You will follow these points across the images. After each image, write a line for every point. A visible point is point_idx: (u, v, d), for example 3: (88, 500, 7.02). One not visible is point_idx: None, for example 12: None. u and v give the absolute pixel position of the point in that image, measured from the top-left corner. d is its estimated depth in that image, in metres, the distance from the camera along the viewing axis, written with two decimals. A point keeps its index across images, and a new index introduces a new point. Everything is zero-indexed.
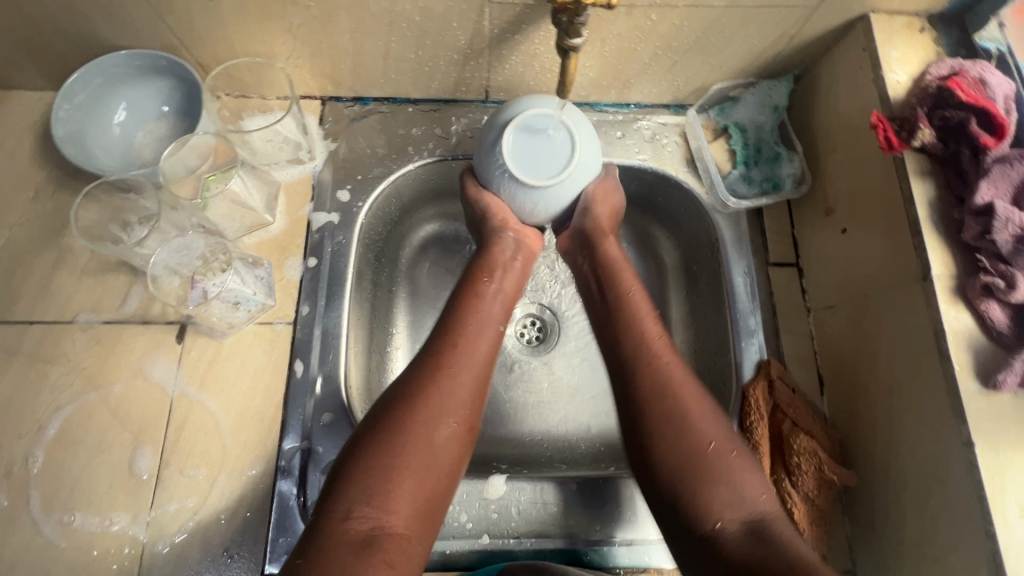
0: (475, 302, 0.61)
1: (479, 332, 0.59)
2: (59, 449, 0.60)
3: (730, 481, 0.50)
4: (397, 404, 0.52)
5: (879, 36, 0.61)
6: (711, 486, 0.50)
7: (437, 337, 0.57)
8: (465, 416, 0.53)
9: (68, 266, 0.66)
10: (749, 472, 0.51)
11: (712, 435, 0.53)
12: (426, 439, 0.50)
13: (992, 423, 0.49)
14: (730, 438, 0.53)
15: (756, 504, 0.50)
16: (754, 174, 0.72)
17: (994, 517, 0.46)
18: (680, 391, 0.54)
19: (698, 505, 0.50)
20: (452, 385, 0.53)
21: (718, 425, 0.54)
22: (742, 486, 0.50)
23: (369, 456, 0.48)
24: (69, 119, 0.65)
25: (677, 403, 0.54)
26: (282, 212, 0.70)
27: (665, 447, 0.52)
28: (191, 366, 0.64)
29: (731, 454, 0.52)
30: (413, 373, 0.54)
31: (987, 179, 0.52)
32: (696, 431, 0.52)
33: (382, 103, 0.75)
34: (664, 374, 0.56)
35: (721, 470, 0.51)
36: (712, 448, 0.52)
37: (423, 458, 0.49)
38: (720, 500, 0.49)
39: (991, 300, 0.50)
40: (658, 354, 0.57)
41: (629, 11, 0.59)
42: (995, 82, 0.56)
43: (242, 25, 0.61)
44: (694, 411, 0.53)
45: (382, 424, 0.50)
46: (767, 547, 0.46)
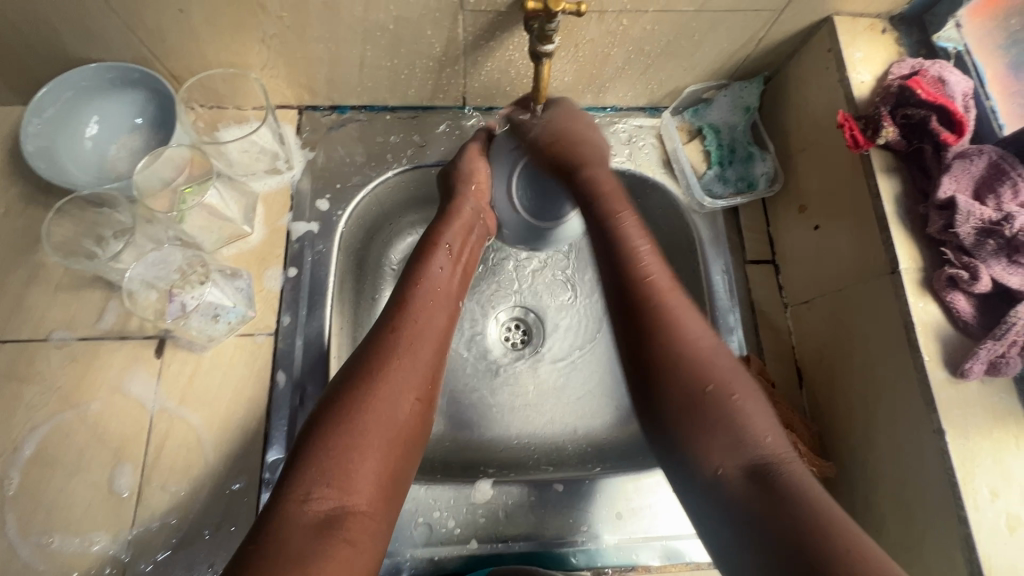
0: (437, 279, 0.61)
1: (436, 308, 0.59)
2: (36, 470, 0.59)
3: (727, 425, 0.48)
4: (361, 381, 0.51)
5: (843, 38, 0.62)
6: (706, 432, 0.48)
7: (396, 313, 0.57)
8: (421, 390, 0.53)
9: (42, 283, 0.65)
10: (756, 412, 0.49)
11: (710, 377, 0.51)
12: (388, 414, 0.50)
13: (961, 411, 0.50)
14: (733, 375, 0.51)
15: (758, 449, 0.46)
16: (729, 174, 0.73)
17: (966, 502, 0.48)
18: (669, 326, 0.53)
19: (695, 449, 0.48)
20: (407, 363, 0.54)
21: (720, 362, 0.52)
22: (744, 429, 0.47)
23: (331, 433, 0.48)
24: (40, 133, 0.64)
25: (671, 343, 0.52)
26: (261, 223, 0.70)
27: (671, 390, 0.51)
28: (171, 381, 0.63)
29: (732, 396, 0.49)
30: (376, 350, 0.54)
31: (949, 174, 0.54)
32: (689, 377, 0.51)
33: (359, 111, 0.75)
34: (673, 310, 0.54)
35: (728, 411, 0.49)
36: (712, 390, 0.50)
37: (385, 431, 0.49)
38: (718, 445, 0.47)
39: (956, 291, 0.52)
40: (671, 292, 0.56)
41: (601, 17, 0.60)
42: (954, 81, 0.58)
43: (215, 36, 0.61)
44: (685, 348, 0.52)
45: (347, 401, 0.50)
46: (766, 488, 0.44)
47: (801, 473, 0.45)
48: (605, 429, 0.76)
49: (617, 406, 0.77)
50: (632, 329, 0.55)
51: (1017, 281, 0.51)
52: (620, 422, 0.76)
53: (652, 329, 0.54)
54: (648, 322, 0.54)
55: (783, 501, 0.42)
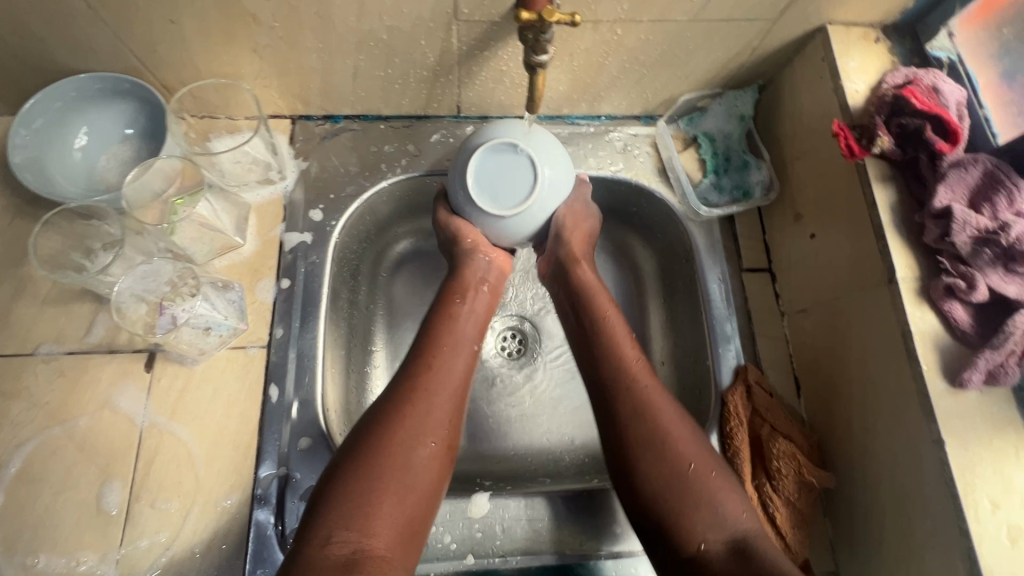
0: (459, 323, 0.62)
1: (456, 350, 0.59)
2: (21, 488, 0.57)
3: (707, 503, 0.51)
4: (383, 427, 0.52)
5: (837, 47, 0.62)
6: (690, 510, 0.51)
7: (419, 357, 0.58)
8: (445, 436, 0.54)
9: (29, 296, 0.63)
10: (728, 492, 0.52)
11: (690, 455, 0.53)
12: (408, 460, 0.51)
13: (960, 421, 0.50)
14: (711, 457, 0.54)
15: (736, 524, 0.50)
16: (724, 182, 0.73)
17: (967, 513, 0.47)
18: (646, 402, 0.56)
19: (685, 522, 0.50)
20: (427, 408, 0.54)
21: (694, 438, 0.54)
22: (722, 511, 0.51)
23: (352, 481, 0.48)
24: (27, 145, 0.63)
25: (647, 410, 0.55)
26: (253, 234, 0.69)
27: (652, 462, 0.53)
28: (161, 396, 0.62)
29: (709, 474, 0.52)
30: (396, 398, 0.54)
31: (944, 183, 0.54)
32: (675, 452, 0.53)
33: (353, 121, 0.75)
34: (647, 397, 0.56)
35: (706, 494, 0.51)
36: (694, 468, 0.52)
37: (406, 477, 0.50)
38: (701, 524, 0.50)
39: (954, 301, 0.52)
40: (644, 375, 0.58)
41: (595, 27, 0.60)
42: (948, 89, 0.58)
43: (206, 46, 0.60)
44: (672, 432, 0.54)
45: (371, 449, 0.50)
46: (747, 564, 0.47)
47: (773, 550, 0.49)
48: None
49: None
50: (606, 410, 0.57)
51: (1015, 290, 0.50)
52: None
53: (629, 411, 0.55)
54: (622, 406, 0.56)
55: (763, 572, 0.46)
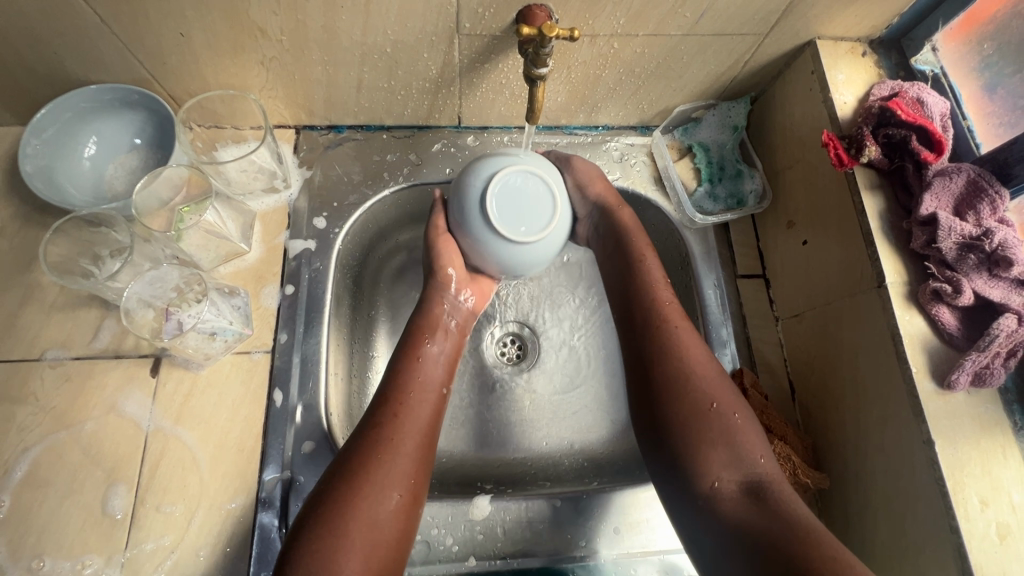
0: (416, 369, 0.61)
1: (420, 398, 0.59)
2: (27, 492, 0.58)
3: (728, 442, 0.52)
4: (342, 485, 0.51)
5: (825, 60, 0.65)
6: (709, 447, 0.52)
7: (380, 409, 0.57)
8: (407, 488, 0.53)
9: (36, 303, 0.64)
10: (750, 434, 0.53)
11: (715, 396, 0.55)
12: (373, 517, 0.50)
13: (948, 421, 0.51)
14: (734, 399, 0.55)
15: (754, 466, 0.51)
16: (718, 191, 0.75)
17: (957, 511, 0.48)
18: (676, 343, 0.58)
19: (700, 456, 0.52)
20: (388, 462, 0.53)
21: (715, 380, 0.56)
22: (742, 450, 0.52)
23: (312, 540, 0.48)
24: (37, 154, 0.64)
25: (675, 349, 0.57)
26: (258, 241, 0.70)
27: (680, 395, 0.55)
28: (166, 401, 0.63)
29: (732, 415, 0.54)
30: (355, 454, 0.53)
31: (930, 192, 0.56)
32: (699, 391, 0.55)
33: (356, 131, 0.76)
34: (675, 337, 0.58)
35: (722, 434, 0.53)
36: (714, 406, 0.54)
37: (375, 524, 0.50)
38: (719, 459, 0.51)
39: (941, 304, 0.53)
40: (679, 316, 0.60)
41: (592, 40, 0.62)
42: (932, 102, 0.60)
43: (215, 58, 0.62)
44: (698, 375, 0.56)
45: (326, 508, 0.50)
46: (761, 503, 0.48)
47: (790, 492, 0.50)
48: (601, 445, 0.76)
49: (613, 422, 0.78)
50: (639, 357, 0.59)
51: (999, 294, 0.52)
52: (617, 437, 0.77)
53: (660, 355, 0.57)
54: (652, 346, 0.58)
55: (775, 511, 0.47)
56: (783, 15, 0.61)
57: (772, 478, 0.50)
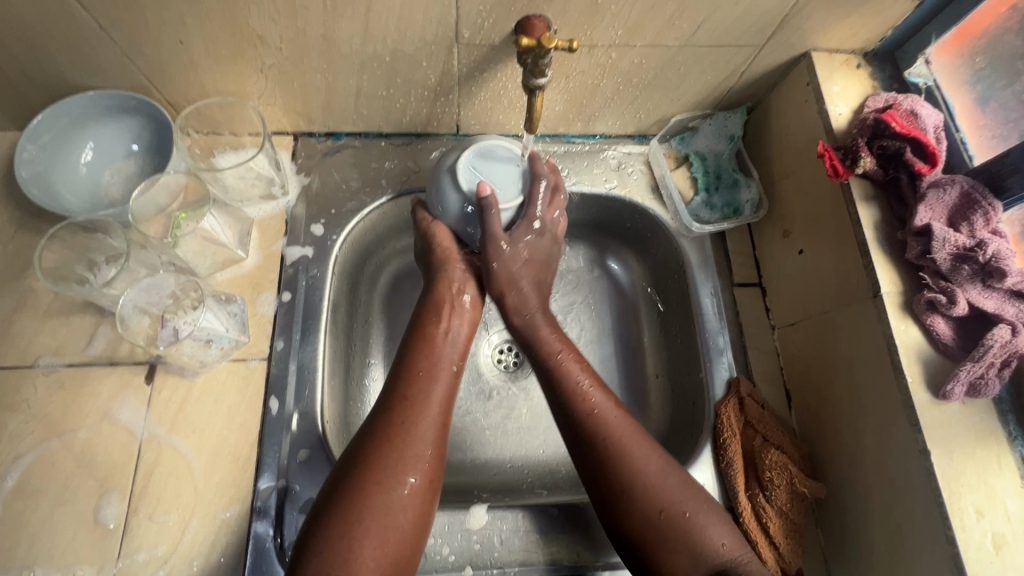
0: (438, 353, 0.62)
1: (433, 380, 0.59)
2: (18, 502, 0.57)
3: (688, 542, 0.52)
4: (357, 469, 0.52)
5: (821, 72, 0.65)
6: (669, 553, 0.52)
7: (394, 397, 0.57)
8: (425, 473, 0.54)
9: (29, 309, 0.64)
10: (711, 527, 0.53)
11: (664, 503, 0.53)
12: (389, 504, 0.51)
13: (944, 431, 0.51)
14: (686, 495, 0.54)
15: (717, 560, 0.51)
16: (715, 200, 0.76)
17: (953, 521, 0.48)
18: (603, 442, 0.56)
19: (660, 561, 0.52)
20: (403, 444, 0.54)
21: (666, 482, 0.55)
22: (705, 544, 0.51)
23: (331, 525, 0.49)
24: (34, 160, 0.64)
25: (613, 458, 0.56)
26: (255, 247, 0.70)
27: (627, 506, 0.54)
28: (161, 409, 0.62)
29: (686, 515, 0.53)
30: (372, 439, 0.54)
31: (924, 203, 0.57)
32: (647, 500, 0.53)
33: (355, 138, 0.77)
34: (614, 441, 0.56)
35: (677, 536, 0.52)
36: (663, 516, 0.53)
37: (393, 509, 0.50)
38: (677, 562, 0.51)
39: (936, 315, 0.54)
40: (613, 417, 0.58)
41: (591, 51, 0.63)
42: (926, 114, 0.60)
43: (214, 65, 0.62)
44: (639, 481, 0.54)
45: (343, 491, 0.51)
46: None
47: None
48: None
49: None
50: (582, 455, 0.58)
51: (993, 305, 0.53)
52: None
53: (603, 465, 0.56)
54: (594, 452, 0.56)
55: None
56: (779, 27, 0.62)
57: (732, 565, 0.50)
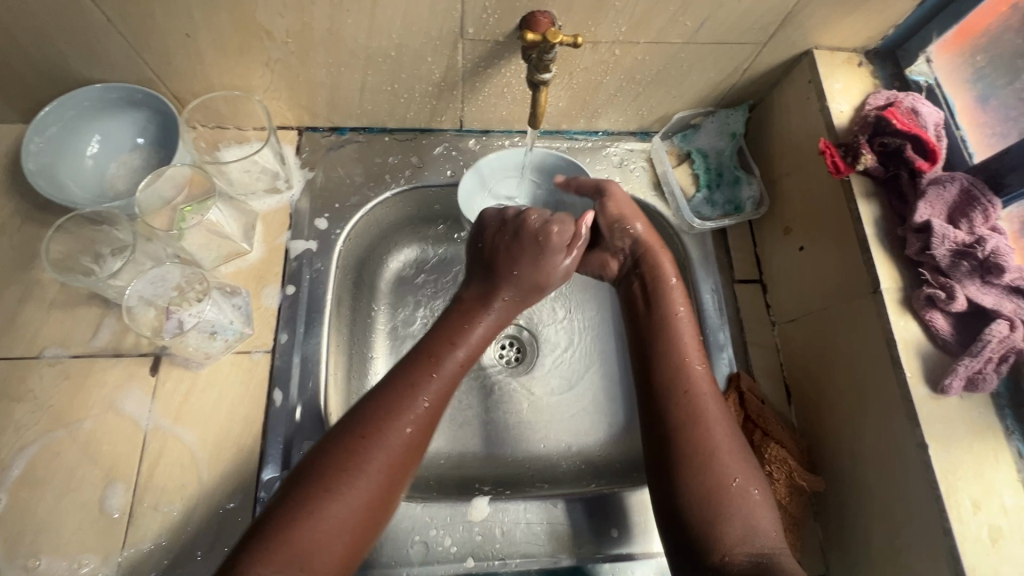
0: (430, 375, 0.57)
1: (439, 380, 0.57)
2: (24, 490, 0.58)
3: (745, 514, 0.52)
4: (316, 492, 0.47)
5: (822, 70, 0.66)
6: (727, 519, 0.51)
7: (370, 417, 0.52)
8: (380, 501, 0.50)
9: (35, 300, 0.64)
10: (767, 511, 0.53)
11: (736, 473, 0.54)
12: (336, 530, 0.47)
13: (942, 425, 0.52)
14: (755, 476, 0.55)
15: (765, 540, 0.51)
16: (717, 197, 0.76)
17: (950, 514, 0.49)
18: (690, 401, 0.58)
19: (717, 529, 0.51)
20: (387, 437, 0.52)
21: (746, 462, 0.55)
22: (756, 523, 0.51)
23: (273, 548, 0.44)
24: (41, 151, 0.64)
25: (696, 417, 0.57)
26: (259, 241, 0.71)
27: (706, 468, 0.54)
28: (166, 400, 0.63)
29: (752, 492, 0.53)
30: (338, 460, 0.49)
31: (925, 199, 0.57)
32: (721, 465, 0.54)
33: (359, 133, 0.77)
34: (709, 412, 0.57)
35: (735, 510, 0.52)
36: (730, 487, 0.53)
37: (337, 537, 0.47)
38: (733, 535, 0.50)
39: (935, 310, 0.54)
40: (711, 392, 0.59)
41: (594, 47, 0.63)
42: (926, 112, 0.61)
43: (220, 59, 0.62)
44: (723, 450, 0.55)
45: (297, 513, 0.46)
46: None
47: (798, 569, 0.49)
48: (598, 447, 0.77)
49: (610, 423, 0.78)
50: (660, 415, 0.58)
51: (992, 301, 0.53)
52: (614, 438, 0.77)
53: (684, 426, 0.56)
54: (687, 418, 0.56)
55: None
56: (781, 25, 0.62)
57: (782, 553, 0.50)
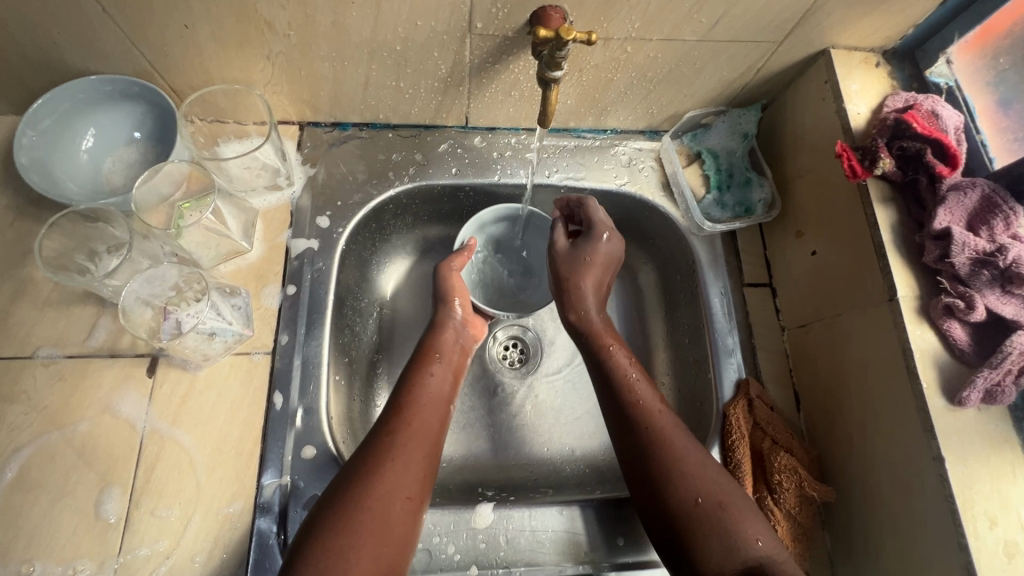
0: (431, 384, 0.62)
1: (429, 399, 0.60)
2: (18, 495, 0.56)
3: (719, 531, 0.50)
4: (357, 481, 0.51)
5: (839, 70, 0.64)
6: (704, 539, 0.50)
7: (392, 419, 0.57)
8: (414, 488, 0.53)
9: (29, 298, 0.63)
10: (745, 519, 0.51)
11: (700, 489, 0.53)
12: (382, 511, 0.50)
13: (958, 438, 0.51)
14: (722, 486, 0.53)
15: (750, 551, 0.49)
16: (727, 199, 0.75)
17: (966, 529, 0.48)
18: (641, 424, 0.57)
19: (696, 550, 0.50)
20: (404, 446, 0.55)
21: (710, 475, 0.54)
22: (735, 535, 0.50)
23: (328, 536, 0.47)
24: (34, 145, 0.62)
25: (652, 440, 0.56)
26: (259, 239, 0.69)
27: (667, 492, 0.53)
28: (163, 402, 0.61)
29: (721, 504, 0.51)
30: (371, 451, 0.54)
31: (944, 206, 0.56)
32: (682, 485, 0.53)
33: (361, 129, 0.75)
34: (661, 429, 0.57)
35: (711, 527, 0.50)
36: (699, 504, 0.52)
37: (381, 520, 0.49)
38: (711, 552, 0.49)
39: (953, 320, 0.53)
40: (656, 408, 0.59)
41: (606, 44, 0.61)
42: (947, 114, 0.59)
43: (220, 51, 0.60)
44: (680, 469, 0.54)
45: (343, 503, 0.50)
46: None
47: None
48: (602, 451, 0.76)
49: None
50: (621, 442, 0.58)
51: (1011, 311, 0.52)
52: None
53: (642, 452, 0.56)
54: (639, 442, 0.56)
55: None
56: (798, 23, 0.60)
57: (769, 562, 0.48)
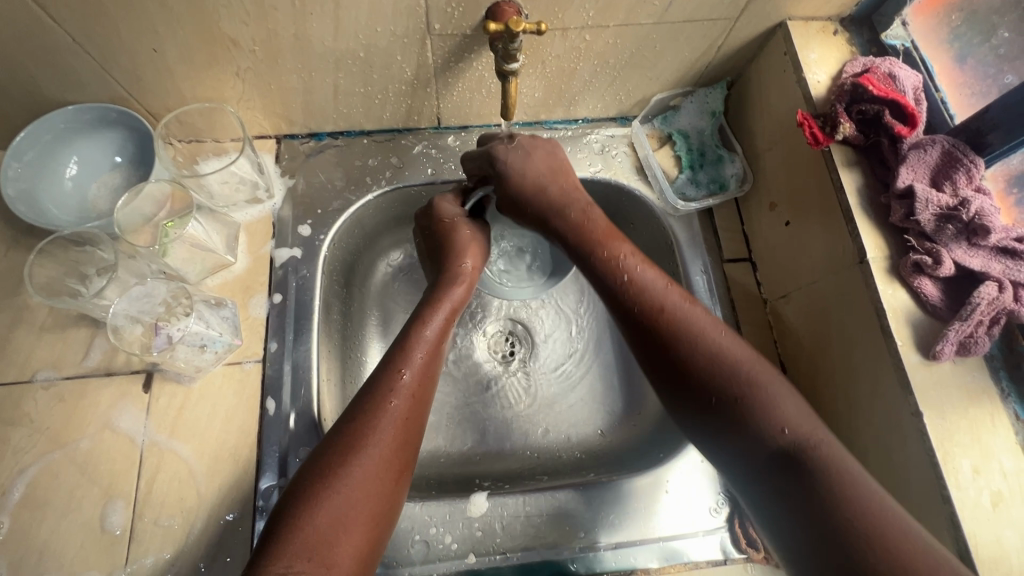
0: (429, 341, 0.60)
1: (427, 361, 0.58)
2: (26, 514, 0.58)
3: (757, 412, 0.50)
4: (346, 450, 0.50)
5: (797, 41, 0.65)
6: (745, 411, 0.50)
7: (387, 377, 0.55)
8: (403, 460, 0.52)
9: (26, 326, 0.65)
10: (786, 396, 0.51)
11: (741, 362, 0.52)
12: (372, 484, 0.49)
13: (936, 392, 0.51)
14: (755, 359, 0.53)
15: (779, 436, 0.48)
16: (700, 176, 0.76)
17: (947, 481, 0.48)
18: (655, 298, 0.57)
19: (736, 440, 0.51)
20: (393, 420, 0.53)
21: (744, 363, 0.52)
22: (767, 417, 0.50)
23: (315, 507, 0.46)
24: (19, 177, 0.64)
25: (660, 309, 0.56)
26: (244, 251, 0.71)
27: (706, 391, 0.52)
28: (160, 415, 0.63)
29: (761, 383, 0.51)
30: (359, 421, 0.52)
31: (906, 164, 0.57)
32: (722, 365, 0.52)
33: (337, 137, 0.77)
34: (686, 325, 0.55)
35: (750, 401, 0.50)
36: (734, 391, 0.51)
37: (367, 492, 0.49)
38: (753, 415, 0.50)
39: (923, 276, 0.54)
40: (671, 293, 0.57)
41: (564, 34, 0.63)
42: (904, 76, 0.60)
43: (190, 72, 0.62)
44: (697, 330, 0.54)
45: (328, 470, 0.49)
46: (800, 473, 0.47)
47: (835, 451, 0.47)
48: (598, 436, 0.77)
49: (609, 412, 0.78)
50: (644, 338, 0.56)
51: (978, 263, 0.52)
52: (613, 427, 0.77)
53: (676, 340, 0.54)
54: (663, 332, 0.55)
55: (815, 475, 0.46)
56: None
57: (801, 442, 0.48)
